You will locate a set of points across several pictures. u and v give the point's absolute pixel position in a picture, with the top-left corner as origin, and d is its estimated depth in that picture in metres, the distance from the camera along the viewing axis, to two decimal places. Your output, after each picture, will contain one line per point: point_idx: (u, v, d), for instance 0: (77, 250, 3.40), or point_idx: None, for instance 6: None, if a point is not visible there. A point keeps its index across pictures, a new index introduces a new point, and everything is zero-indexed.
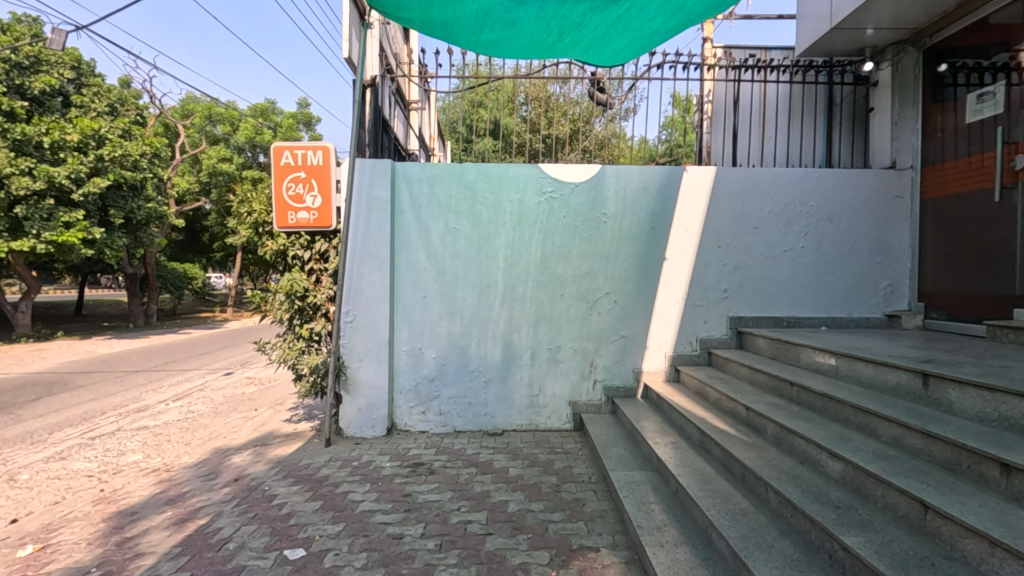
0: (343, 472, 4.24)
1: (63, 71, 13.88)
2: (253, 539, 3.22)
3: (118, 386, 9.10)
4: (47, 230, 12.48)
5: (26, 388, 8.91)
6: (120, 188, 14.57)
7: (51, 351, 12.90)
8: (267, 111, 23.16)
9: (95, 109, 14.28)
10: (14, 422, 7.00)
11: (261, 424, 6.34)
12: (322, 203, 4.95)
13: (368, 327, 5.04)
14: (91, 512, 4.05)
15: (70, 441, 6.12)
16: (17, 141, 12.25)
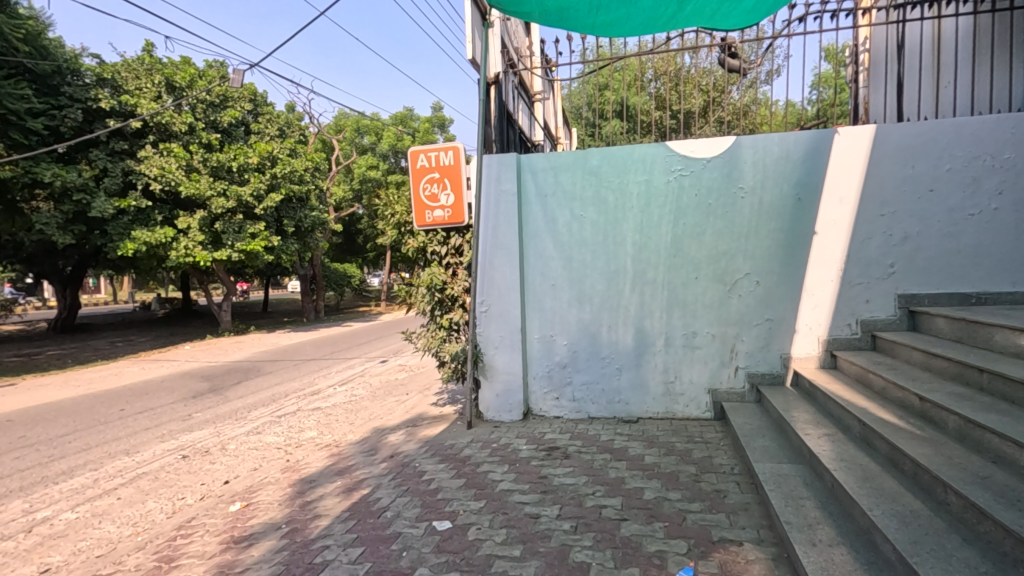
0: (484, 453, 4.50)
1: (243, 104, 16.19)
2: (407, 509, 3.57)
3: (297, 373, 10.54)
4: (238, 241, 14.75)
5: (230, 374, 10.69)
6: (291, 201, 16.76)
7: (247, 343, 15.32)
8: (406, 118, 25.01)
9: (269, 134, 16.59)
10: (223, 401, 8.48)
11: (412, 407, 6.96)
12: (455, 200, 5.23)
13: (501, 316, 5.26)
14: (280, 478, 4.79)
15: (263, 417, 7.26)
16: (214, 168, 14.63)
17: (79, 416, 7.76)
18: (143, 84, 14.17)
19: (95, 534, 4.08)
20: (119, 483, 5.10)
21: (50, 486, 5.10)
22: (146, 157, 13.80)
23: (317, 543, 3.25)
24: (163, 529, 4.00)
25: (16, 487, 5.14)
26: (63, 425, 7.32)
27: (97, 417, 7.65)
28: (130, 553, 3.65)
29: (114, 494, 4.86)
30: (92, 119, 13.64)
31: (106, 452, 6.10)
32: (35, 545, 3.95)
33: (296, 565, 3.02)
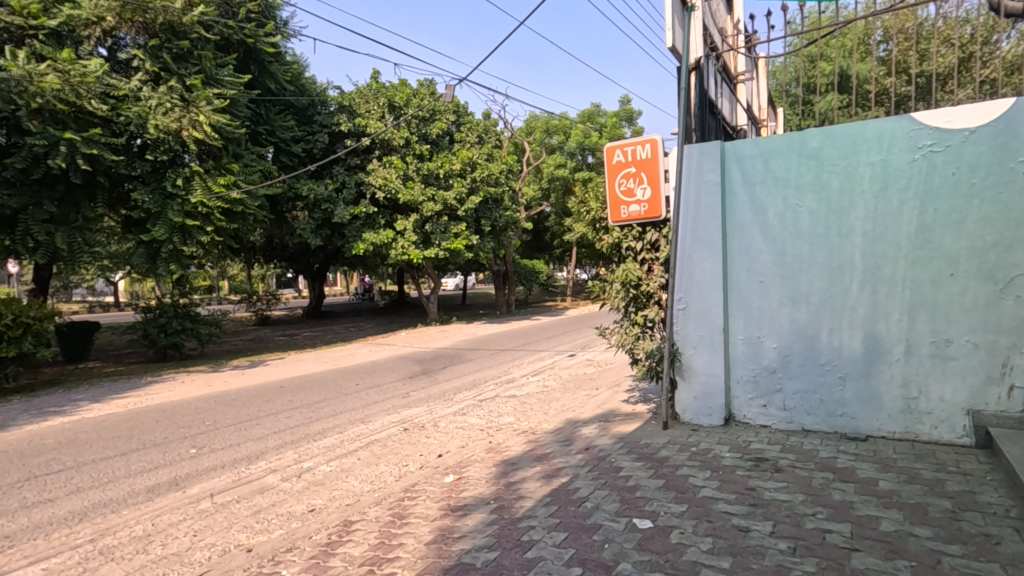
0: (682, 456, 4.34)
1: (448, 116, 17.86)
2: (606, 503, 3.61)
3: (494, 361, 11.38)
4: (444, 240, 16.40)
5: (438, 359, 11.99)
6: (488, 202, 18.11)
7: (450, 332, 17.00)
8: (593, 114, 25.15)
9: (469, 142, 18.12)
10: (433, 383, 9.54)
11: (603, 402, 7.03)
12: (651, 194, 5.12)
13: (701, 314, 5.02)
14: (485, 457, 5.24)
15: (467, 400, 7.99)
16: (425, 175, 16.43)
17: (327, 387, 9.44)
18: (371, 107, 16.32)
19: (345, 486, 4.92)
20: (359, 445, 6.09)
21: (312, 442, 6.31)
22: (373, 170, 16.11)
23: (523, 523, 3.47)
24: (394, 489, 4.66)
25: (289, 440, 6.46)
26: (317, 393, 8.98)
27: (340, 389, 9.23)
28: (371, 506, 4.33)
29: (356, 454, 5.82)
30: (335, 141, 16.33)
31: (348, 419, 7.32)
32: (304, 488, 4.92)
33: (506, 540, 3.27)
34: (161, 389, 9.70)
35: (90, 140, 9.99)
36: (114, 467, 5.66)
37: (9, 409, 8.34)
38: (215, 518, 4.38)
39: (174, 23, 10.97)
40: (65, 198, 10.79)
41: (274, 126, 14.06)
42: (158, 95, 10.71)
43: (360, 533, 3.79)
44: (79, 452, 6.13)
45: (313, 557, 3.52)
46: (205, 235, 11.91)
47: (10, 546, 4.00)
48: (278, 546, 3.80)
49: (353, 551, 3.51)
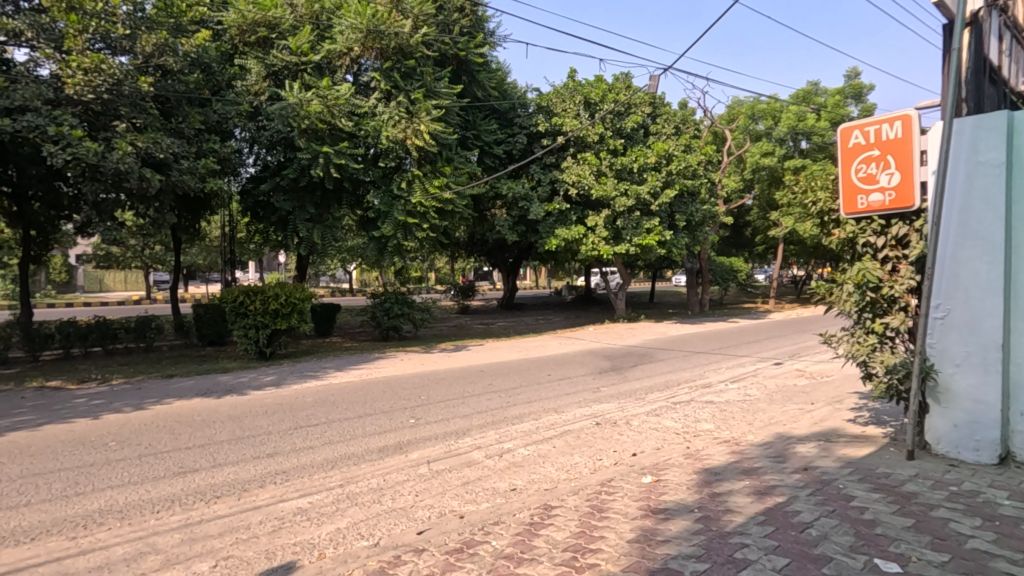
0: (937, 495, 3.60)
1: (644, 108, 17.45)
2: (836, 534, 3.17)
3: (687, 363, 10.82)
4: (636, 236, 16.06)
5: (627, 357, 11.81)
6: (683, 196, 17.33)
7: (639, 330, 16.63)
8: (810, 94, 22.22)
9: (665, 134, 17.52)
10: (623, 380, 9.40)
11: (821, 419, 6.20)
12: (900, 180, 4.33)
13: (969, 325, 4.11)
14: (684, 462, 5.01)
15: (660, 402, 7.70)
16: (619, 170, 16.26)
17: (521, 375, 9.97)
18: (567, 106, 16.58)
19: (542, 471, 5.13)
20: (553, 434, 6.29)
21: (510, 425, 6.71)
22: (567, 167, 16.43)
23: (735, 539, 3.22)
24: (590, 481, 4.72)
25: (491, 421, 6.96)
26: (513, 380, 9.52)
27: (533, 378, 9.66)
28: (569, 494, 4.44)
29: (551, 442, 6.02)
30: (532, 141, 17.04)
31: (543, 407, 7.62)
32: (505, 467, 5.26)
33: (716, 554, 3.09)
34: (385, 365, 11.23)
35: (340, 152, 12.01)
36: (354, 427, 6.72)
37: (280, 371, 10.43)
38: (433, 482, 4.91)
39: (404, 45, 12.51)
40: (321, 202, 13.13)
41: (480, 130, 15.27)
42: (389, 110, 12.38)
43: (560, 519, 3.91)
44: (330, 411, 7.42)
45: (519, 534, 3.73)
46: (422, 232, 13.39)
47: (286, 480, 5.00)
48: (486, 517, 4.11)
49: (556, 535, 3.64)
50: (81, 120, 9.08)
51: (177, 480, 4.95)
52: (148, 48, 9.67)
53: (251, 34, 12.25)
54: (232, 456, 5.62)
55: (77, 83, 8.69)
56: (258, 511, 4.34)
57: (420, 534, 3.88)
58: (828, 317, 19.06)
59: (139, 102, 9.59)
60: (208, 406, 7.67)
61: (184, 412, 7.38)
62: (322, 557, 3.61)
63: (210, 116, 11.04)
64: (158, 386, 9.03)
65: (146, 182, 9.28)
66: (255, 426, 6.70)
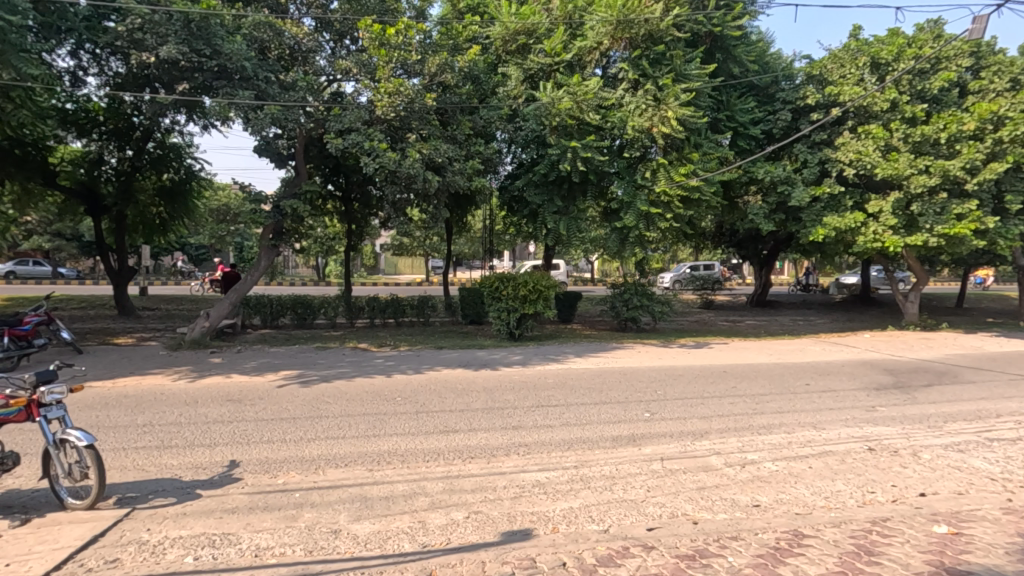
0: None
1: (961, 61, 13.77)
2: None
3: (1015, 391, 8.26)
4: (939, 224, 12.79)
5: (919, 373, 9.59)
6: (1019, 170, 13.22)
7: (937, 341, 13.34)
8: None
9: (994, 90, 13.57)
10: (911, 401, 7.68)
11: None
12: None
13: None
14: (1001, 519, 3.89)
15: (966, 435, 6.05)
16: (917, 143, 13.14)
17: (773, 381, 8.95)
18: (846, 71, 14.03)
19: (794, 492, 4.52)
20: (810, 452, 5.48)
21: (756, 435, 6.08)
22: (843, 144, 13.96)
23: None
24: (857, 516, 3.99)
25: (734, 426, 6.42)
26: (762, 386, 8.59)
27: (787, 386, 8.58)
28: (828, 525, 3.83)
29: (807, 461, 5.26)
30: (798, 116, 14.97)
31: (797, 420, 6.71)
32: (748, 480, 4.79)
33: None
34: (622, 355, 11.29)
35: (587, 145, 12.40)
36: (590, 413, 6.92)
37: (526, 352, 11.35)
38: (666, 481, 4.77)
39: (654, 31, 12.28)
40: (568, 194, 13.77)
41: (734, 110, 14.06)
42: (636, 99, 12.28)
43: (815, 551, 3.41)
44: (569, 395, 7.79)
45: (761, 556, 3.38)
46: (664, 222, 12.98)
47: (527, 453, 5.44)
48: (723, 529, 3.82)
49: (808, 569, 3.20)
50: (385, 135, 11.22)
51: (442, 438, 5.81)
52: (433, 69, 11.39)
53: (512, 43, 13.45)
54: (483, 423, 6.35)
55: (384, 105, 10.76)
56: (503, 476, 4.82)
57: (649, 531, 3.81)
58: None
59: (425, 115, 11.41)
60: (468, 377, 8.81)
61: (449, 379, 8.61)
62: (555, 531, 3.83)
63: (477, 122, 12.53)
64: (431, 355, 10.72)
65: (428, 183, 11.03)
66: (503, 400, 7.45)
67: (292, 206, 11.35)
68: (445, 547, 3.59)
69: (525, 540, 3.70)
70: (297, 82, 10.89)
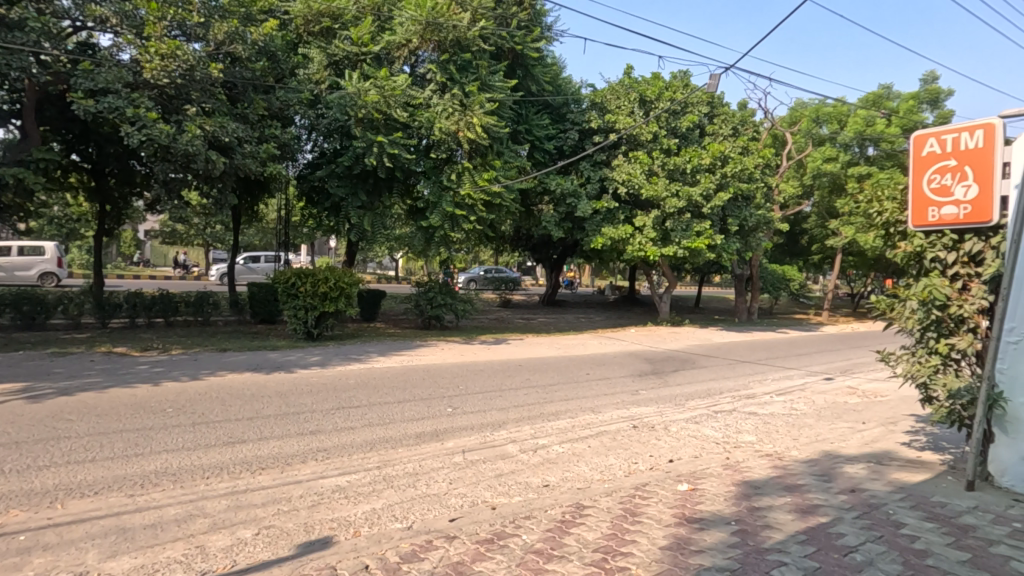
0: (998, 530, 3.45)
1: (700, 108, 16.99)
2: (881, 561, 3.10)
3: (732, 372, 10.53)
4: (685, 239, 15.63)
5: (669, 361, 11.59)
6: (737, 200, 16.81)
7: (682, 334, 16.28)
8: (880, 98, 20.66)
9: (722, 134, 17.01)
10: (663, 384, 9.27)
11: (872, 440, 5.98)
12: (978, 194, 4.03)
13: None
14: (722, 473, 4.93)
15: (700, 409, 7.53)
16: (671, 171, 15.84)
17: (560, 372, 9.96)
18: (621, 103, 16.27)
19: (576, 469, 5.11)
20: (589, 433, 6.24)
21: (546, 422, 6.71)
22: (618, 166, 16.19)
23: (773, 556, 3.21)
24: (624, 484, 4.68)
25: (527, 415, 6.99)
26: (551, 377, 9.51)
27: (571, 376, 9.63)
28: (602, 495, 4.41)
29: (586, 441, 5.99)
30: (584, 137, 16.89)
31: (579, 406, 7.58)
32: (539, 463, 5.27)
33: (751, 569, 3.08)
34: (425, 353, 11.40)
35: (393, 142, 12.22)
36: (393, 411, 6.88)
37: (325, 352, 10.75)
38: (466, 472, 4.98)
39: (461, 39, 12.68)
40: (372, 189, 13.43)
41: (532, 125, 15.25)
42: (444, 102, 12.53)
43: (592, 519, 3.90)
44: (371, 395, 7.61)
45: (549, 530, 3.75)
46: (468, 224, 13.46)
47: (326, 458, 5.18)
48: (518, 510, 4.14)
49: (587, 535, 3.64)
50: (155, 103, 9.61)
51: (226, 450, 5.20)
52: (220, 36, 10.09)
53: (315, 23, 12.70)
54: (276, 431, 5.85)
55: (154, 67, 9.17)
56: (299, 485, 4.51)
57: (451, 521, 3.94)
58: (888, 334, 17.85)
59: (209, 87, 10.04)
60: (257, 381, 8.02)
61: (234, 384, 7.73)
62: (357, 535, 3.72)
63: (273, 103, 11.48)
64: (212, 359, 9.49)
65: (211, 164, 9.71)
66: (299, 404, 6.96)
67: (15, 174, 8.89)
68: (229, 571, 3.22)
69: (323, 549, 3.51)
70: (26, 21, 8.65)
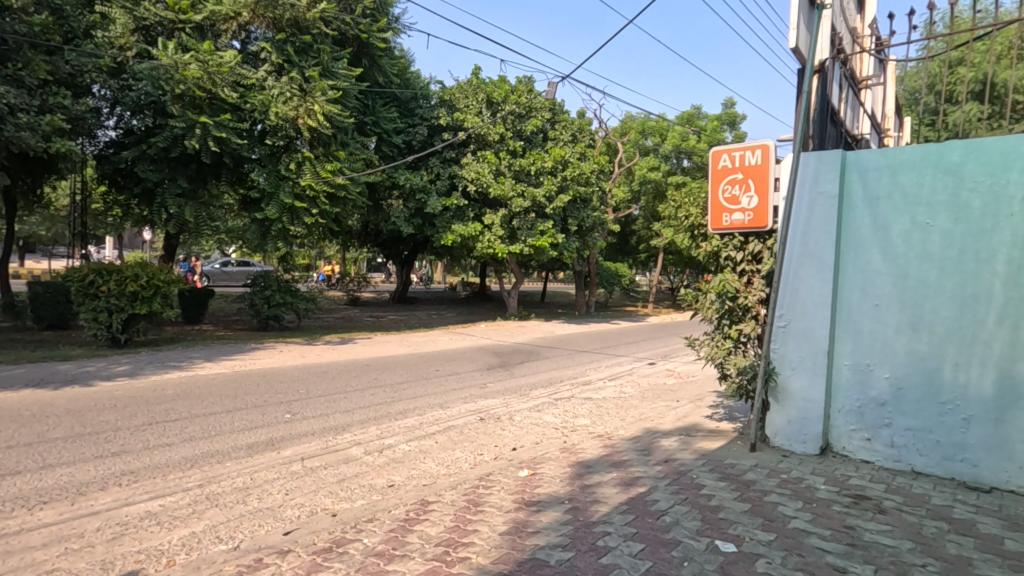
0: (771, 482, 4.17)
1: (544, 113, 17.88)
2: (686, 520, 3.57)
3: (571, 362, 11.32)
4: (530, 237, 16.39)
5: (515, 354, 12.10)
6: (576, 202, 18.05)
7: (528, 328, 17.08)
8: (692, 117, 23.72)
9: (563, 140, 18.07)
10: (509, 376, 9.65)
11: (683, 415, 6.85)
12: (758, 203, 4.83)
13: (804, 334, 4.69)
14: (559, 456, 5.27)
15: (542, 398, 7.98)
16: (517, 171, 16.50)
17: (409, 369, 9.85)
18: (469, 102, 16.56)
19: (422, 466, 5.10)
20: (436, 429, 6.27)
21: (393, 421, 6.58)
22: (467, 164, 16.47)
23: (599, 528, 3.51)
24: (469, 476, 4.78)
25: (374, 416, 6.79)
26: (400, 375, 9.35)
27: (420, 373, 9.57)
28: (447, 489, 4.46)
29: (433, 437, 6.00)
30: (433, 133, 16.87)
31: (427, 402, 7.56)
32: (384, 464, 5.15)
33: (580, 542, 3.34)
34: (261, 356, 10.49)
35: (221, 124, 10.99)
36: (221, 422, 6.22)
37: (136, 360, 9.36)
38: (305, 480, 4.68)
39: (300, 19, 11.84)
40: (195, 175, 11.97)
41: (379, 117, 14.77)
42: (281, 84, 11.59)
43: (436, 514, 3.92)
44: (194, 406, 6.80)
45: (392, 531, 3.69)
46: (310, 217, 12.66)
47: (134, 481, 4.51)
48: (360, 514, 4.01)
49: (430, 530, 3.65)
50: None
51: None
52: None
53: None
54: (66, 455, 4.94)
55: None
56: (96, 517, 3.87)
57: (286, 535, 3.68)
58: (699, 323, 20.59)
59: None
60: (42, 398, 6.72)
61: (8, 404, 6.38)
62: (171, 564, 3.30)
63: (60, 66, 9.64)
64: None
65: None
66: (100, 421, 5.97)
67: None
68: None
69: None
70: None
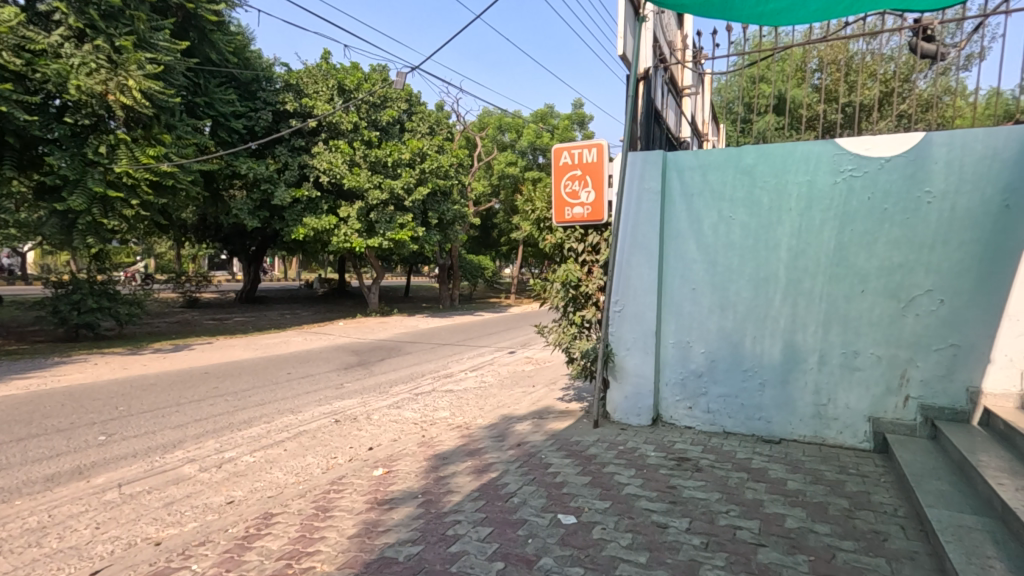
0: (610, 454, 4.55)
1: (400, 104, 17.46)
2: (533, 498, 3.76)
3: (433, 355, 11.29)
4: (389, 230, 15.96)
5: (376, 351, 11.76)
6: (436, 195, 17.82)
7: (390, 324, 16.69)
8: (546, 115, 24.85)
9: (420, 132, 17.82)
10: (368, 374, 9.36)
11: (538, 399, 7.19)
12: (595, 198, 5.21)
13: (635, 317, 5.16)
14: (416, 451, 5.24)
15: (402, 394, 7.86)
16: (373, 162, 15.96)
17: (257, 374, 9.11)
18: (319, 88, 15.65)
19: (268, 477, 4.75)
20: (285, 436, 5.87)
21: (235, 431, 6.04)
22: (318, 153, 15.59)
23: (450, 517, 3.56)
24: (319, 482, 4.54)
25: (213, 428, 6.17)
26: (245, 381, 8.61)
27: (270, 378, 8.89)
28: (295, 498, 4.21)
29: (282, 445, 5.61)
30: (279, 119, 15.67)
31: (277, 408, 7.06)
32: (223, 479, 4.70)
33: (431, 534, 3.35)
34: (67, 371, 8.97)
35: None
36: (9, 453, 5.22)
37: None
38: (122, 509, 4.11)
39: None
40: None
41: (214, 98, 13.28)
42: (83, 53, 9.88)
43: (280, 526, 3.68)
44: None
45: (228, 551, 3.39)
46: (129, 209, 11.07)
47: None
48: (190, 539, 3.61)
49: (271, 545, 3.41)
50: None
51: None
52: None
53: None
54: None
55: None
56: None
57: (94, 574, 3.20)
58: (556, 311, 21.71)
59: None
60: None
61: None
62: None
63: None
64: None
65: None
66: None
67: None
68: None
69: None
70: None
